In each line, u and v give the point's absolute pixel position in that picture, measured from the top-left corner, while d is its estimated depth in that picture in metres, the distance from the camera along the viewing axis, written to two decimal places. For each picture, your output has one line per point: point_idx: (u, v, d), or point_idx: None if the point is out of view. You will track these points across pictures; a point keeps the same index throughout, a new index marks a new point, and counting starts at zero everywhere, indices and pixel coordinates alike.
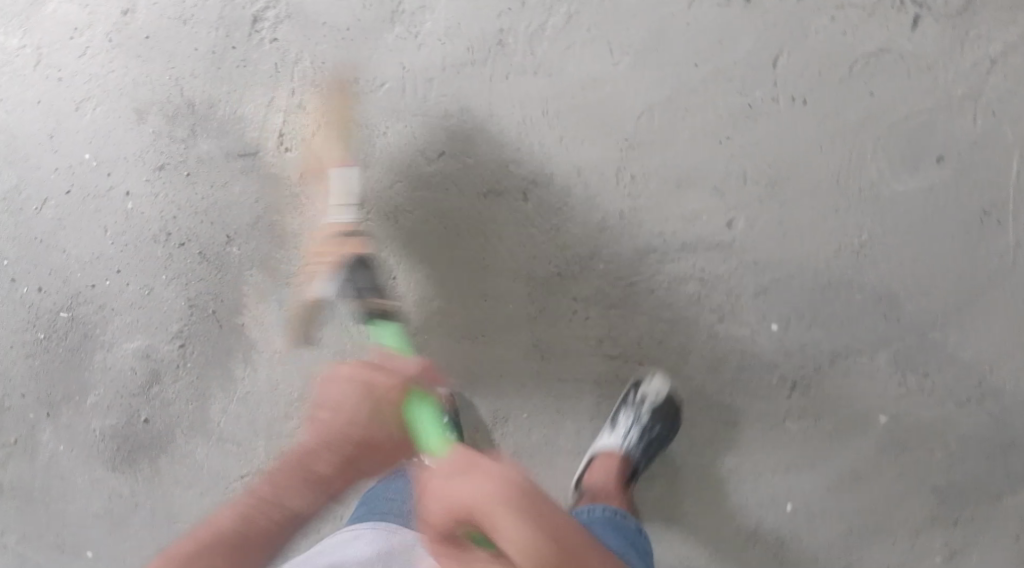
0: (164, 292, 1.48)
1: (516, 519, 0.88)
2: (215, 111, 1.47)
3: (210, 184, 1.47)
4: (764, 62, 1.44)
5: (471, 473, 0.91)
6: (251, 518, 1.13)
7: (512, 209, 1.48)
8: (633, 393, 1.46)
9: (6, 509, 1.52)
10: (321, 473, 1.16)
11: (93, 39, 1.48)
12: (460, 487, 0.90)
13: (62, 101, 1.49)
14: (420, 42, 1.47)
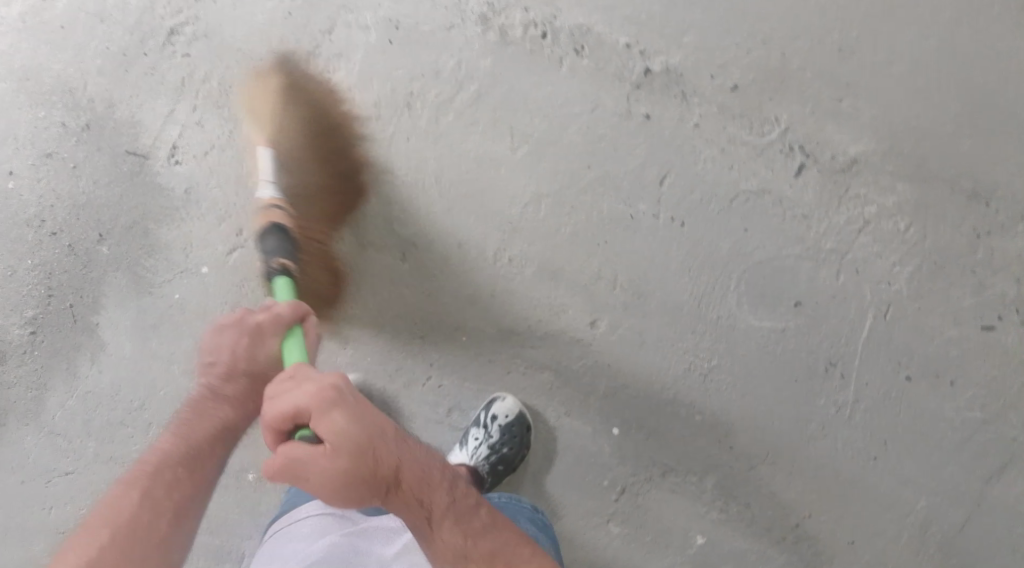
0: (27, 277, 1.49)
1: (332, 410, 1.05)
2: (113, 111, 1.47)
3: (92, 181, 1.47)
4: (652, 178, 1.50)
5: (298, 380, 1.08)
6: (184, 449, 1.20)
7: (388, 266, 1.50)
8: (486, 412, 1.49)
9: None
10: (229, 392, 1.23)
11: (7, 16, 1.49)
12: (286, 389, 1.06)
13: None
14: (329, 86, 1.48)
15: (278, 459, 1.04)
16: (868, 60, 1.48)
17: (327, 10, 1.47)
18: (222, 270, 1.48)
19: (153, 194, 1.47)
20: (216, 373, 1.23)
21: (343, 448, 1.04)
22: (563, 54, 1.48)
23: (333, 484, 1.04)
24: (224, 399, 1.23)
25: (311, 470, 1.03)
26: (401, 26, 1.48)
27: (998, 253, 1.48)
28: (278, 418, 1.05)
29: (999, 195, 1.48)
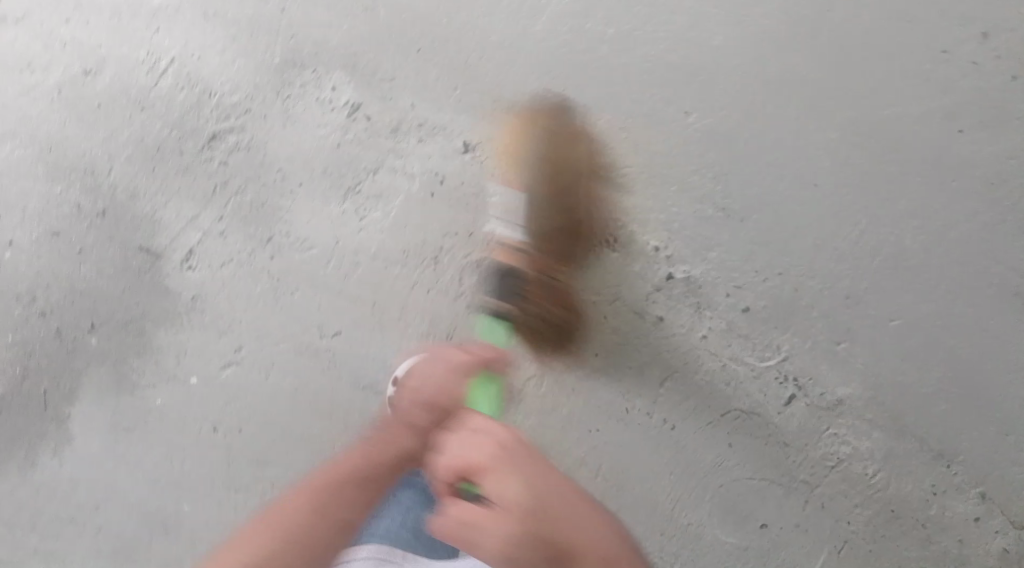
0: (6, 352, 1.46)
1: (502, 470, 1.01)
2: (133, 203, 1.45)
3: (97, 268, 1.45)
4: (651, 378, 1.47)
5: (477, 432, 1.07)
6: (374, 454, 1.15)
7: (370, 415, 1.42)
8: None
9: None
10: (422, 426, 1.16)
11: (44, 83, 1.46)
12: (463, 443, 1.06)
13: None
14: (364, 224, 1.45)
15: (448, 519, 1.00)
16: (883, 313, 1.42)
17: (377, 149, 1.44)
18: (211, 383, 1.44)
19: (156, 293, 1.44)
20: (414, 400, 1.18)
21: (513, 514, 0.98)
22: (594, 244, 1.44)
23: (507, 499, 0.99)
24: (408, 426, 1.16)
25: (480, 472, 1.02)
26: (445, 180, 1.44)
27: (977, 523, 1.42)
28: (455, 468, 1.04)
29: (990, 477, 1.42)
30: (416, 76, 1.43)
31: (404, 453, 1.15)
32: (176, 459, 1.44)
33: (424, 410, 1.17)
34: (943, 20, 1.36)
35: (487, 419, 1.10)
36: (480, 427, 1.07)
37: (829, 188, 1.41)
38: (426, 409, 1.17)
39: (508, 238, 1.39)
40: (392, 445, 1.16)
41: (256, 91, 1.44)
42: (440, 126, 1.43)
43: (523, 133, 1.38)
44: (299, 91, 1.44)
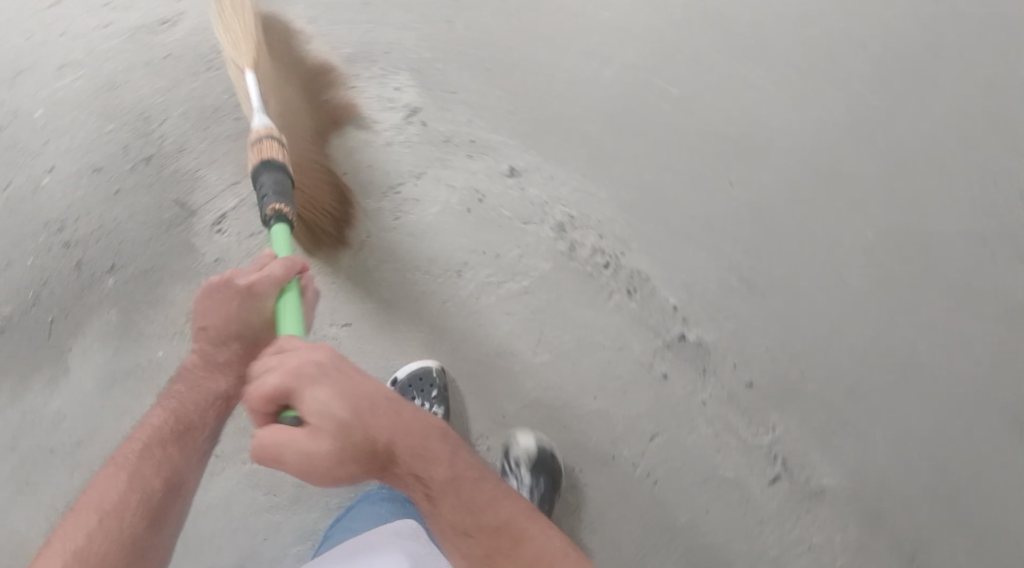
0: (21, 274, 1.44)
1: (313, 388, 0.99)
2: (179, 157, 1.46)
3: (131, 213, 1.45)
4: (642, 430, 1.49)
5: (283, 351, 1.02)
6: (179, 407, 1.19)
7: None
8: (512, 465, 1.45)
9: None
10: (222, 359, 1.18)
11: (119, 20, 1.43)
12: (267, 366, 1.01)
13: (51, 52, 1.43)
14: (394, 224, 1.50)
15: (261, 442, 0.98)
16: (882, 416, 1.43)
17: (423, 156, 1.49)
18: None
19: (184, 248, 1.46)
20: (208, 337, 1.16)
21: (326, 430, 0.99)
22: (615, 290, 1.49)
23: (320, 412, 0.99)
24: (216, 365, 1.18)
25: (292, 393, 0.99)
26: (483, 201, 1.49)
27: None
28: (265, 396, 0.99)
29: None
30: (479, 96, 1.46)
31: (216, 393, 1.19)
32: None
33: (219, 346, 1.17)
34: (998, 143, 1.31)
35: (296, 335, 1.05)
36: (289, 349, 1.02)
37: (857, 286, 1.41)
38: (224, 343, 1.16)
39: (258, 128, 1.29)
40: (203, 389, 1.19)
41: (324, 76, 1.48)
42: (493, 149, 1.48)
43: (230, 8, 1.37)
44: (364, 86, 1.49)
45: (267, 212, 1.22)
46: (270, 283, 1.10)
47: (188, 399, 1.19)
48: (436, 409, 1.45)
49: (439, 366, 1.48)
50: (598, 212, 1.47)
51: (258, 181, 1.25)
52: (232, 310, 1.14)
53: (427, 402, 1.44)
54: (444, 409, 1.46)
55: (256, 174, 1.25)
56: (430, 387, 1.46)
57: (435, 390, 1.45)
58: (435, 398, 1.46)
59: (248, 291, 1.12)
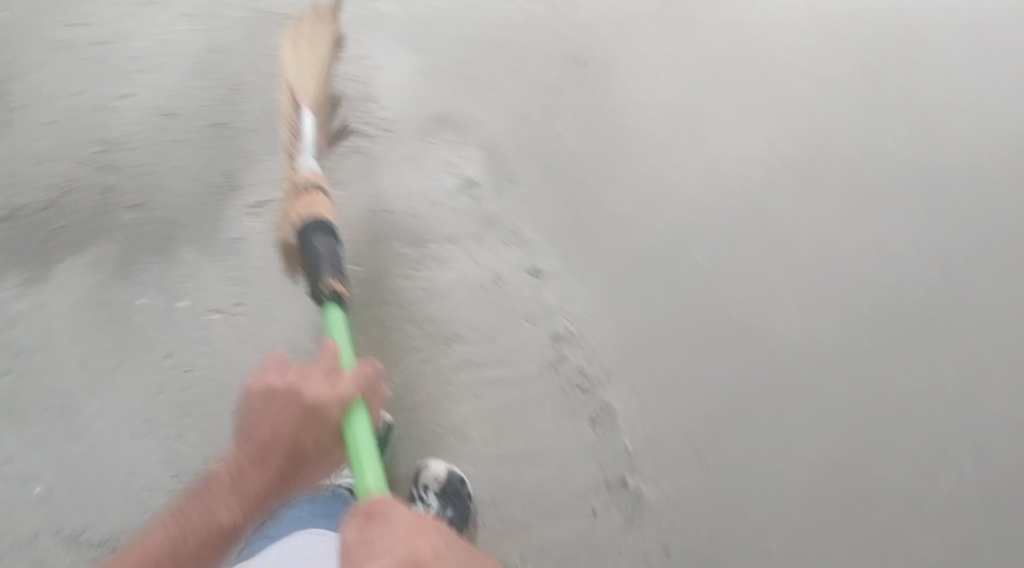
0: (51, 174, 1.44)
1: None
2: (247, 135, 1.48)
3: (178, 163, 1.46)
4: (554, 556, 1.47)
5: (388, 527, 1.00)
6: (184, 526, 1.10)
7: None
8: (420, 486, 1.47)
9: None
10: (255, 478, 1.15)
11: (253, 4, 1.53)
12: (376, 546, 0.97)
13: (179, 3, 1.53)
14: (411, 273, 1.55)
15: None
16: None
17: (461, 223, 1.56)
18: (194, 316, 1.42)
19: (208, 215, 1.46)
20: (250, 451, 1.14)
21: None
22: (581, 415, 1.51)
23: None
24: (243, 485, 1.14)
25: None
26: (499, 285, 1.54)
27: None
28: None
29: None
30: (530, 195, 1.57)
31: (231, 514, 1.13)
32: (113, 362, 1.40)
33: (258, 462, 1.14)
34: (941, 409, 1.47)
35: (402, 508, 1.02)
36: (393, 522, 1.00)
37: (805, 493, 1.46)
38: (264, 461, 1.15)
39: (302, 169, 1.36)
40: (216, 511, 1.12)
41: (404, 120, 1.59)
42: (527, 246, 1.55)
43: (305, 50, 1.45)
44: (435, 144, 1.58)
45: (323, 287, 1.26)
46: (339, 403, 1.13)
47: (195, 523, 1.11)
48: None
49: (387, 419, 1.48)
50: (595, 337, 1.52)
51: (308, 245, 1.29)
52: (288, 431, 1.14)
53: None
54: None
55: (307, 234, 1.29)
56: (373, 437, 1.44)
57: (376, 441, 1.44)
58: None
59: (314, 411, 1.13)
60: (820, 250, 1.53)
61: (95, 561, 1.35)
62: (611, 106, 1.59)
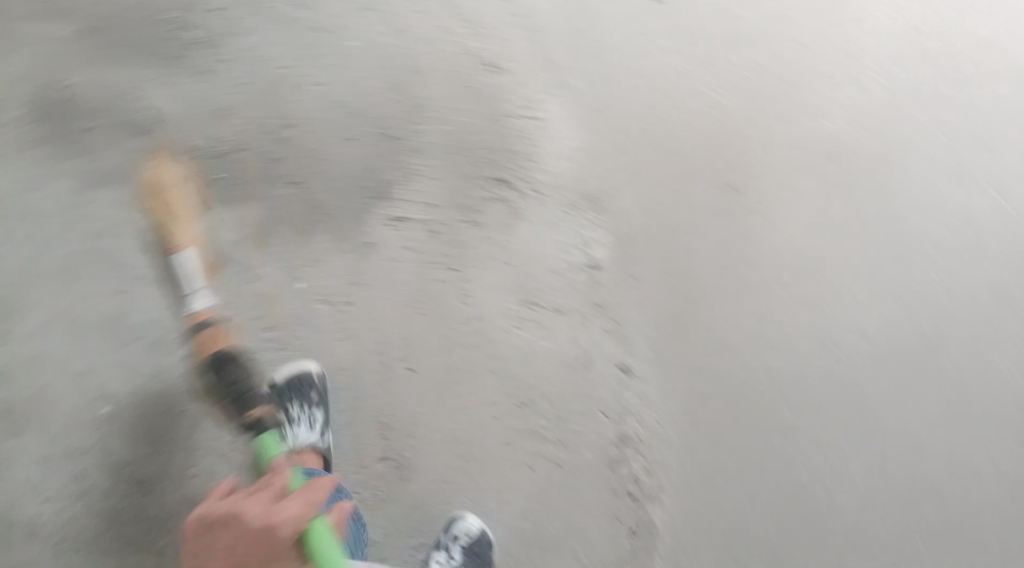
0: (227, 130, 1.49)
1: None
2: (410, 155, 1.53)
3: (344, 160, 1.51)
4: None
5: None
6: None
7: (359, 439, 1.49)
8: (447, 533, 1.47)
9: None
10: None
11: (461, 36, 1.56)
12: None
13: (398, 12, 1.55)
14: (510, 331, 1.52)
15: None
16: None
17: (574, 301, 1.54)
18: (306, 302, 1.48)
19: (355, 216, 1.50)
20: None
21: None
22: (622, 521, 1.53)
23: None
24: None
25: None
26: (587, 369, 1.53)
27: None
28: None
29: None
30: (648, 297, 1.57)
31: None
32: (218, 319, 1.45)
33: None
34: None
35: None
36: None
37: None
38: None
39: (199, 309, 1.40)
40: None
41: (559, 190, 1.56)
42: (629, 344, 1.55)
43: (171, 190, 1.45)
44: (578, 219, 1.56)
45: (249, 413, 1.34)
46: (296, 522, 1.16)
47: None
48: (316, 411, 1.45)
49: (316, 370, 1.46)
50: (659, 451, 1.54)
51: (224, 375, 1.35)
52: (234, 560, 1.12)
53: (304, 406, 1.43)
54: (323, 412, 1.46)
55: (219, 371, 1.35)
56: (311, 390, 1.44)
57: (314, 394, 1.44)
58: (314, 401, 1.45)
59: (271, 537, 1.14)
60: (899, 446, 1.56)
61: (133, 493, 1.42)
62: (755, 241, 1.59)
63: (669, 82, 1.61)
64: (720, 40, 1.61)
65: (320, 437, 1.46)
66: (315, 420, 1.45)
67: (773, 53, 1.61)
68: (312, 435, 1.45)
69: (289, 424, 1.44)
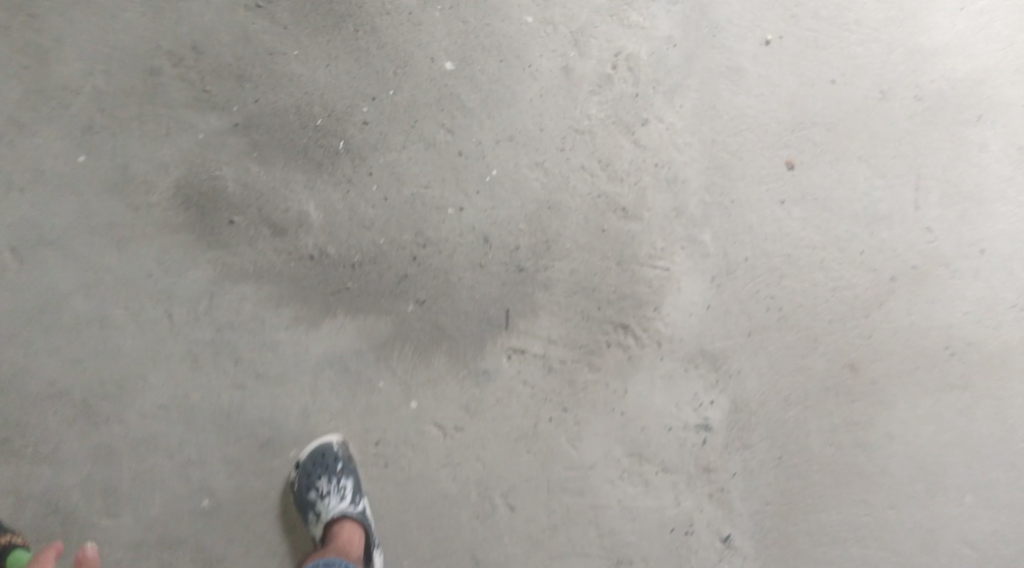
0: (364, 240, 1.49)
1: None
2: (538, 288, 1.53)
3: (473, 285, 1.51)
4: None
5: None
6: None
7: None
8: None
9: (137, 80, 1.48)
10: None
11: (600, 180, 1.58)
12: None
13: (544, 149, 1.58)
14: (613, 482, 1.49)
15: None
16: None
17: (682, 461, 1.53)
18: (418, 423, 1.46)
19: (476, 343, 1.50)
20: None
21: None
22: None
23: None
24: None
25: None
26: (688, 532, 1.51)
27: None
28: None
29: None
30: (756, 468, 1.55)
31: None
32: (329, 428, 1.44)
33: None
34: None
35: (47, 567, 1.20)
36: None
37: None
38: None
39: None
40: None
41: (677, 344, 1.55)
42: (729, 512, 1.53)
43: None
44: (693, 374, 1.55)
45: None
46: None
47: None
48: (346, 481, 1.40)
49: (341, 439, 1.43)
50: None
51: None
52: None
53: (331, 479, 1.39)
54: (353, 480, 1.41)
55: None
56: (336, 462, 1.41)
57: (340, 464, 1.41)
58: (342, 471, 1.41)
59: None
60: None
61: None
62: (870, 426, 1.60)
63: (795, 251, 1.62)
64: (847, 216, 1.65)
65: (354, 506, 1.40)
66: (345, 490, 1.40)
67: (900, 235, 1.65)
68: (344, 505, 1.39)
69: (321, 500, 1.40)
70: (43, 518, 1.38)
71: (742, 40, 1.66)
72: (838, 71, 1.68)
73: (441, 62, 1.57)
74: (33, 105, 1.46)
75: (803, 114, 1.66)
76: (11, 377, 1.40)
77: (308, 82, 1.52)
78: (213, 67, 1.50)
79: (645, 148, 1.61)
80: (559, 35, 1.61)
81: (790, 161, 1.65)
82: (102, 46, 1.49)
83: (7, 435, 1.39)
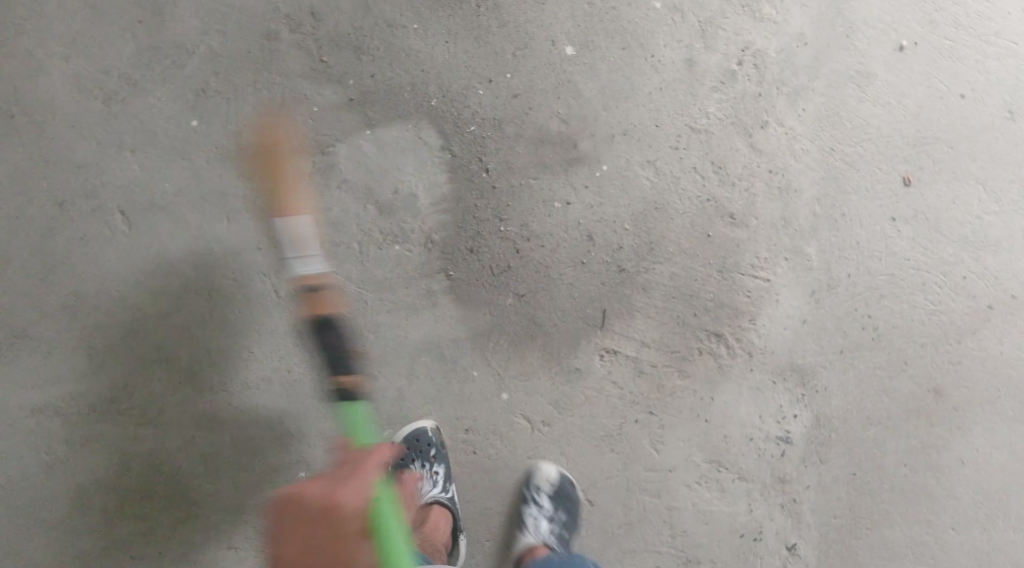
0: (470, 229, 1.51)
1: None
2: (635, 290, 1.53)
3: (571, 283, 1.52)
4: None
5: None
6: None
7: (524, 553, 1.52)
8: (531, 495, 1.48)
9: (253, 51, 1.51)
10: None
11: (710, 181, 1.55)
12: None
13: (655, 145, 1.55)
14: (690, 486, 1.53)
15: None
16: None
17: (759, 470, 1.54)
18: (507, 412, 1.51)
19: (570, 341, 1.52)
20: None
21: None
22: None
23: None
24: None
25: None
26: (756, 540, 1.53)
27: None
28: None
29: None
30: (830, 482, 1.55)
31: None
32: (423, 412, 1.50)
33: None
34: None
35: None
36: None
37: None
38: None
39: None
40: None
41: (768, 356, 1.55)
42: (799, 523, 1.54)
43: None
44: (779, 388, 1.55)
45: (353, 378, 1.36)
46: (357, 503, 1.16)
47: None
48: (437, 467, 1.48)
49: (434, 424, 1.49)
50: None
51: None
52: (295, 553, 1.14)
53: (424, 464, 1.47)
54: (444, 466, 1.48)
55: None
56: (429, 447, 1.47)
57: (431, 449, 1.47)
58: (433, 456, 1.48)
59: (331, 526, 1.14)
60: None
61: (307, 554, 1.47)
62: (944, 449, 1.56)
63: (899, 269, 1.57)
64: (955, 239, 1.58)
65: (442, 491, 1.48)
66: (435, 476, 1.48)
67: (1005, 264, 1.58)
68: (433, 491, 1.48)
69: None
70: (144, 480, 1.46)
71: (874, 42, 1.59)
72: (972, 84, 1.59)
73: (561, 45, 1.55)
74: (147, 63, 1.50)
75: (927, 128, 1.59)
76: (118, 340, 1.47)
77: (425, 59, 1.52)
78: (331, 37, 1.51)
79: (760, 152, 1.56)
80: (686, 24, 1.57)
81: (907, 177, 1.58)
82: (220, 5, 1.51)
83: (116, 394, 1.46)
